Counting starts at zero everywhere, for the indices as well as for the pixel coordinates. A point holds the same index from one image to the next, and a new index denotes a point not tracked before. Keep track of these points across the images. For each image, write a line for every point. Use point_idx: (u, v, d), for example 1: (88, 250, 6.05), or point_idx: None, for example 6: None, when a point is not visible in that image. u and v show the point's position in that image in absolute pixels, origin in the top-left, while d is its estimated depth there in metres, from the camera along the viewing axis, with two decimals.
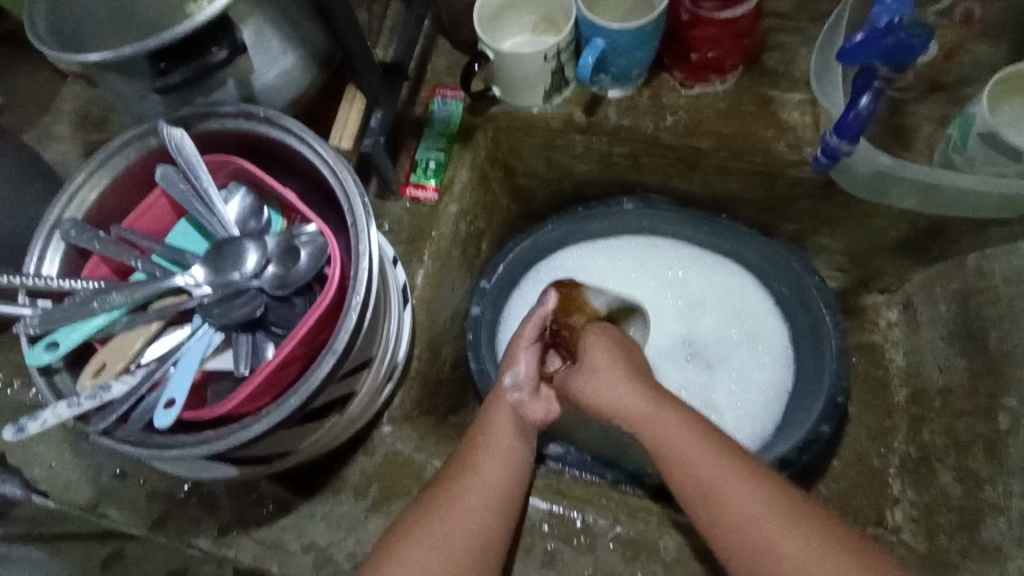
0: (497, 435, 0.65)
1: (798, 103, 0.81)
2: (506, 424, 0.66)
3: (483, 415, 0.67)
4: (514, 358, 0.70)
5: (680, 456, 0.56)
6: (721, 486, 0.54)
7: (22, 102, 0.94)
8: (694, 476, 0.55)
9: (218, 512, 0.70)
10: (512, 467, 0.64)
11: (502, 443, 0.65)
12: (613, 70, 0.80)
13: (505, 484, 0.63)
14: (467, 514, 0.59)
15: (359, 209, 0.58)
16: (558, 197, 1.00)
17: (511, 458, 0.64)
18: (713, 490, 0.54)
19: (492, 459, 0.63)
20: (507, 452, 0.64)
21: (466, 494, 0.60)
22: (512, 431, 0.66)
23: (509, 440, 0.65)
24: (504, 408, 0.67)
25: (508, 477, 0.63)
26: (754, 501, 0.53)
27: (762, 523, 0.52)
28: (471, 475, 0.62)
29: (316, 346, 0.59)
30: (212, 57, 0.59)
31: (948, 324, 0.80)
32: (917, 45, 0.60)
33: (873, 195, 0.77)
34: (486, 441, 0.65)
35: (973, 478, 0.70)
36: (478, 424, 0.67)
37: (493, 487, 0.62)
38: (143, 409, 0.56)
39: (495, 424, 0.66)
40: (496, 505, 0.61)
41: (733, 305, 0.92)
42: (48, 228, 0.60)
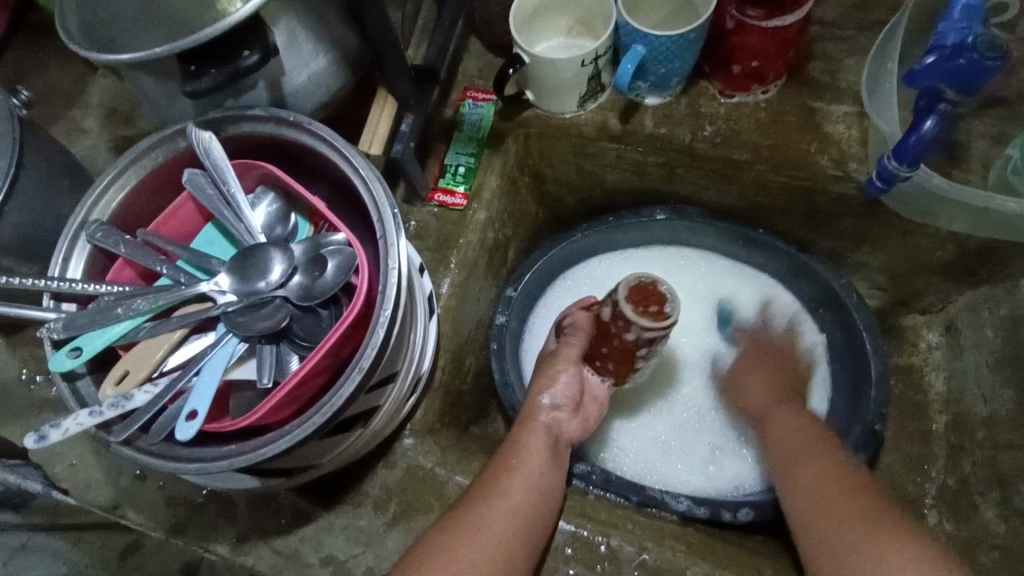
0: (531, 452, 0.65)
1: (844, 115, 0.77)
2: (540, 441, 0.66)
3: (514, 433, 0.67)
4: (551, 375, 0.70)
5: (779, 437, 0.70)
6: (802, 458, 0.66)
7: (50, 95, 0.93)
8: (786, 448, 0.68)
9: (236, 520, 0.69)
10: (537, 484, 0.63)
11: (532, 462, 0.64)
12: (651, 77, 0.77)
13: (527, 504, 0.61)
14: (494, 529, 0.58)
15: (388, 221, 0.57)
16: (587, 205, 0.97)
17: (540, 478, 0.63)
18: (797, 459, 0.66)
19: (526, 466, 0.63)
20: (539, 472, 0.64)
21: (493, 518, 0.59)
22: (545, 452, 0.65)
23: (542, 464, 0.64)
24: (539, 429, 0.67)
25: (539, 496, 0.62)
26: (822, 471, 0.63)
27: (823, 483, 0.61)
28: (499, 492, 0.61)
29: (339, 361, 0.57)
30: (243, 60, 0.57)
31: (995, 351, 0.76)
32: (990, 70, 0.57)
33: (921, 216, 0.74)
34: (515, 456, 0.64)
35: (1019, 517, 0.67)
36: (510, 444, 0.66)
37: (519, 508, 0.60)
38: (163, 419, 0.54)
39: (529, 444, 0.65)
40: (524, 525, 0.60)
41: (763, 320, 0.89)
42: (74, 230, 0.59)
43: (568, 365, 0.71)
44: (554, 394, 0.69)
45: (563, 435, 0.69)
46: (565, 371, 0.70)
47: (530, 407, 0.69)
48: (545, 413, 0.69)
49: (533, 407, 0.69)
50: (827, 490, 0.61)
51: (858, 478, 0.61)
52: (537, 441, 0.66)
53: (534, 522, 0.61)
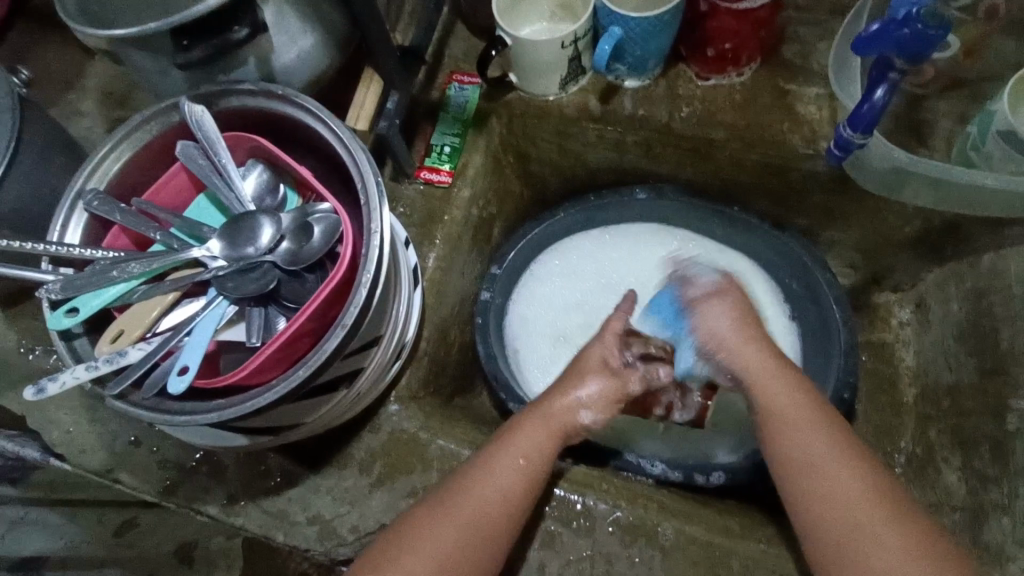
0: (536, 449, 0.62)
1: (815, 97, 0.80)
2: (548, 441, 0.63)
3: (519, 425, 0.63)
4: (588, 373, 0.66)
5: (791, 423, 0.59)
6: (828, 460, 0.56)
7: (47, 78, 0.96)
8: (802, 443, 0.58)
9: (227, 481, 0.72)
10: (526, 479, 0.61)
11: (538, 461, 0.62)
12: (629, 59, 0.80)
13: (516, 500, 0.60)
14: (459, 524, 0.57)
15: (371, 188, 0.59)
16: (571, 186, 1.00)
17: (537, 481, 0.61)
18: (822, 460, 0.56)
19: (529, 468, 0.61)
20: (532, 474, 0.61)
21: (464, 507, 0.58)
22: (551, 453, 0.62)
23: (532, 455, 0.62)
24: (558, 424, 0.64)
25: (522, 485, 0.60)
26: (850, 482, 0.55)
27: (850, 504, 0.54)
28: (482, 485, 0.59)
29: (325, 321, 0.60)
30: (232, 34, 0.60)
31: (959, 324, 0.79)
32: (934, 38, 0.58)
33: (888, 192, 0.76)
34: (512, 450, 0.61)
35: (978, 478, 0.70)
36: (508, 425, 0.65)
37: (496, 498, 0.59)
38: (156, 375, 0.57)
39: (531, 443, 0.62)
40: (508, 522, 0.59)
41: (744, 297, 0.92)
42: (71, 198, 0.62)
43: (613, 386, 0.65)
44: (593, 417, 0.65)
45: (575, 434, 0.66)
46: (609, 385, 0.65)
47: (550, 397, 0.66)
48: (570, 414, 0.64)
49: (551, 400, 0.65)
50: (857, 518, 0.53)
51: (896, 496, 0.55)
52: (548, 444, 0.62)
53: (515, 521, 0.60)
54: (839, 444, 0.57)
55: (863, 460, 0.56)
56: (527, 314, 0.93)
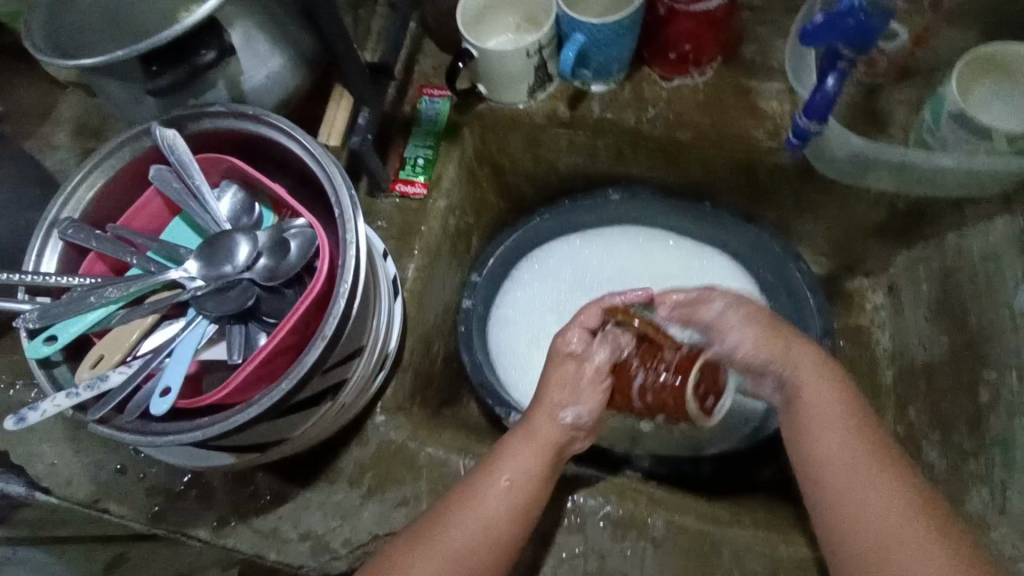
0: (524, 466, 0.61)
1: (776, 92, 0.82)
2: (536, 461, 0.62)
3: (511, 447, 0.63)
4: (561, 390, 0.64)
5: (834, 435, 0.59)
6: (863, 478, 0.56)
7: (19, 113, 0.96)
8: (832, 451, 0.58)
9: (217, 503, 0.72)
10: (516, 505, 0.60)
11: (523, 481, 0.61)
12: (593, 64, 0.83)
13: (501, 526, 0.59)
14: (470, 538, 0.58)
15: (345, 201, 0.60)
16: (546, 192, 1.02)
17: (525, 502, 0.61)
18: (853, 470, 0.57)
19: (516, 489, 0.60)
20: (523, 501, 0.60)
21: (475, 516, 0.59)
22: (542, 469, 0.62)
23: (517, 476, 0.61)
24: (545, 440, 0.63)
25: (513, 513, 0.60)
26: (883, 503, 0.55)
27: (880, 524, 0.54)
28: (477, 512, 0.59)
29: (306, 334, 0.61)
30: (201, 58, 0.61)
31: (930, 304, 0.81)
32: (876, 26, 0.61)
33: (852, 177, 0.79)
34: (499, 469, 0.61)
35: (957, 452, 0.71)
36: (498, 447, 0.63)
37: (487, 528, 0.59)
38: (139, 398, 0.57)
39: (516, 463, 0.61)
40: (500, 547, 0.59)
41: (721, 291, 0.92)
42: (46, 227, 0.62)
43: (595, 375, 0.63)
44: (579, 412, 0.63)
45: (570, 443, 0.65)
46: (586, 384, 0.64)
47: (534, 414, 0.64)
48: (556, 425, 0.64)
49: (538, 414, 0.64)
50: (889, 535, 0.54)
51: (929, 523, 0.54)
52: (533, 465, 0.61)
53: (506, 548, 0.59)
54: (877, 465, 0.57)
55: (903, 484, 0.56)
56: (509, 321, 0.94)
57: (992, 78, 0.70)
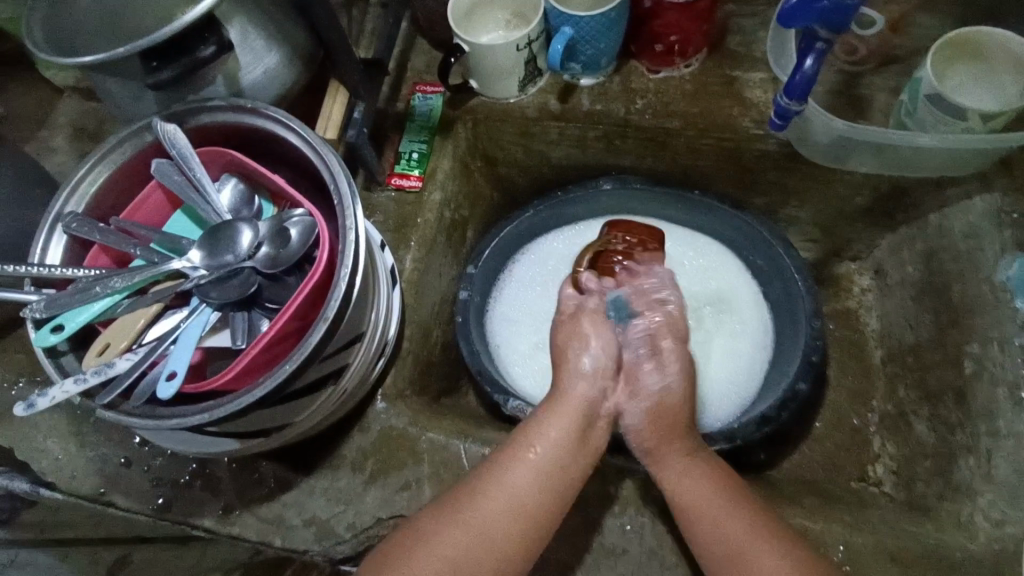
0: (551, 432, 0.62)
1: (760, 81, 0.85)
2: (566, 427, 0.63)
3: (538, 417, 0.63)
4: (586, 339, 0.68)
5: (705, 510, 0.59)
6: (738, 547, 0.56)
7: (18, 118, 0.98)
8: (686, 486, 0.61)
9: (222, 492, 0.73)
10: (547, 474, 0.60)
11: (552, 446, 0.61)
12: (582, 58, 0.85)
13: (533, 491, 0.59)
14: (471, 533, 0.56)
15: (344, 189, 0.62)
16: (538, 185, 1.04)
17: (558, 465, 0.60)
18: (700, 504, 0.59)
19: (546, 454, 0.61)
20: (553, 472, 0.60)
21: (476, 512, 0.57)
22: (571, 432, 0.62)
23: (550, 443, 0.61)
24: (572, 405, 0.64)
25: (545, 481, 0.60)
26: (769, 565, 0.54)
27: None
28: (502, 485, 0.59)
29: (308, 318, 0.62)
30: (200, 54, 0.63)
31: (915, 283, 0.83)
32: (850, 8, 0.62)
33: (834, 162, 0.81)
34: (527, 442, 0.61)
35: (945, 424, 0.73)
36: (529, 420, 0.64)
37: (515, 498, 0.58)
38: (145, 384, 0.59)
39: (546, 429, 0.62)
40: (538, 510, 0.59)
41: (715, 275, 0.95)
42: (51, 221, 0.64)
43: (598, 326, 0.70)
44: (595, 353, 0.67)
45: (603, 407, 0.66)
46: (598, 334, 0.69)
47: (564, 386, 0.66)
48: (583, 387, 0.66)
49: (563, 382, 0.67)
50: None
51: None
52: (562, 428, 0.62)
53: (544, 511, 0.59)
54: (749, 530, 0.56)
55: (771, 540, 0.56)
56: (507, 309, 0.96)
57: (963, 63, 0.73)
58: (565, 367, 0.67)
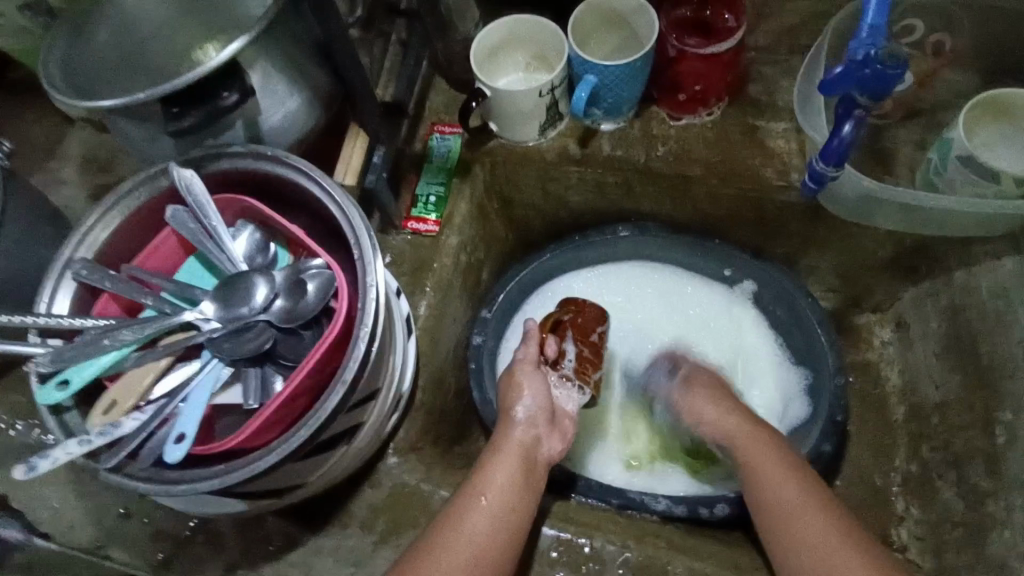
0: (500, 477, 0.62)
1: (783, 131, 0.83)
2: (511, 467, 0.64)
3: (484, 461, 0.64)
4: (518, 388, 0.71)
5: (764, 473, 0.64)
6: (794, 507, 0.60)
7: (27, 148, 0.96)
8: (751, 455, 0.66)
9: (225, 549, 0.70)
10: (501, 517, 0.60)
11: (501, 493, 0.61)
12: (605, 104, 0.83)
13: (489, 539, 0.58)
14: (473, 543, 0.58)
15: (365, 244, 0.60)
16: (554, 228, 1.02)
17: (507, 511, 0.60)
18: (764, 472, 0.64)
19: (497, 497, 0.61)
20: (508, 516, 0.60)
21: (472, 518, 0.59)
22: (518, 476, 0.63)
23: (509, 477, 0.63)
24: (511, 449, 0.65)
25: (502, 519, 0.60)
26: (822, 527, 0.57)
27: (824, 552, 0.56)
28: (468, 524, 0.59)
29: (324, 377, 0.60)
30: (222, 100, 0.61)
31: (940, 341, 0.82)
32: (892, 77, 0.62)
33: (860, 217, 0.80)
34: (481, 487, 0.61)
35: (975, 492, 0.71)
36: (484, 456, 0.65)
37: (479, 538, 0.58)
38: (153, 445, 0.56)
39: (493, 478, 0.62)
40: (490, 560, 0.57)
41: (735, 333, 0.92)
42: (60, 268, 0.61)
43: (530, 375, 0.72)
44: (527, 403, 0.69)
45: (539, 451, 0.68)
46: (529, 381, 0.71)
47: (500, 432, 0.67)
48: (519, 430, 0.67)
49: (507, 429, 0.68)
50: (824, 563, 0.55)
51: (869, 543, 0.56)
52: (509, 472, 0.63)
53: (497, 554, 0.58)
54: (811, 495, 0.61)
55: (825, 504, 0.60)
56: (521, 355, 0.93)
57: (995, 122, 0.72)
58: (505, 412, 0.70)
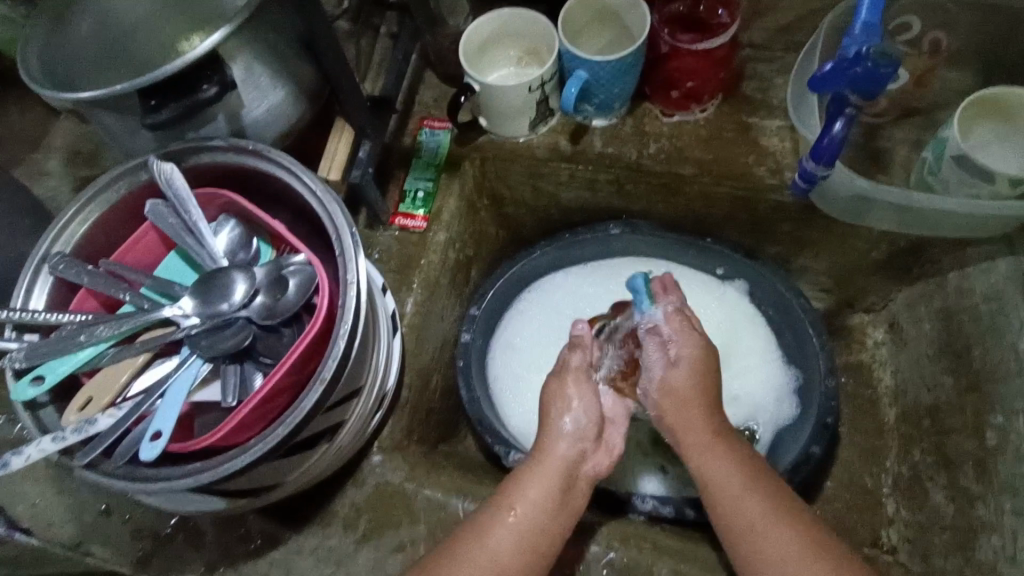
0: (533, 495, 0.59)
1: (777, 129, 0.82)
2: (546, 484, 0.60)
3: (519, 474, 0.61)
4: (566, 398, 0.65)
5: (726, 489, 0.59)
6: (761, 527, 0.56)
7: (12, 141, 0.95)
8: (709, 468, 0.60)
9: (205, 547, 0.69)
10: (531, 534, 0.58)
11: (532, 512, 0.58)
12: (596, 100, 0.82)
13: (512, 563, 0.56)
14: (490, 555, 0.56)
15: (346, 239, 0.59)
16: (545, 225, 1.01)
17: (537, 533, 0.58)
18: (727, 484, 0.59)
19: (528, 513, 0.58)
20: (537, 536, 0.58)
21: (491, 530, 0.57)
22: (553, 498, 0.59)
23: (544, 497, 0.59)
24: (552, 465, 0.61)
25: (532, 538, 0.58)
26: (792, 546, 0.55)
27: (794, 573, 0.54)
28: (486, 541, 0.57)
29: (304, 375, 0.59)
30: (202, 93, 0.60)
31: (932, 343, 0.81)
32: (885, 76, 0.62)
33: (852, 217, 0.79)
34: (512, 500, 0.59)
35: (965, 496, 0.70)
36: (513, 471, 0.62)
37: (500, 557, 0.56)
38: (128, 442, 0.55)
39: (527, 493, 0.59)
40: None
41: (727, 329, 0.91)
42: (37, 262, 0.60)
43: (581, 389, 0.66)
44: (577, 415, 0.64)
45: (584, 468, 0.63)
46: (584, 393, 0.66)
47: (544, 442, 0.63)
48: (565, 446, 0.63)
49: (551, 442, 0.63)
50: None
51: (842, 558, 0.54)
52: (542, 490, 0.59)
53: (519, 572, 0.56)
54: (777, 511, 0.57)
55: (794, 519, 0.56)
56: (510, 353, 0.92)
57: (991, 121, 0.70)
58: (547, 422, 0.65)
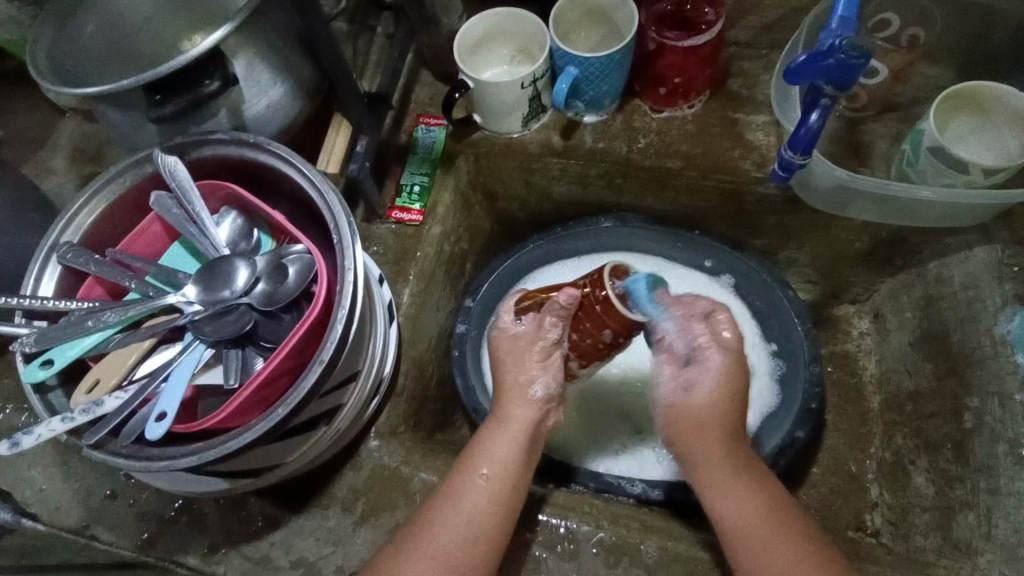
0: (496, 454, 0.61)
1: (762, 124, 0.85)
2: (510, 443, 0.62)
3: (491, 433, 0.63)
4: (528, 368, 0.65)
5: (717, 481, 0.60)
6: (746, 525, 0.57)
7: (19, 139, 0.97)
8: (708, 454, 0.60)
9: (207, 529, 0.71)
10: (497, 495, 0.60)
11: (499, 468, 0.61)
12: (586, 96, 0.85)
13: (488, 519, 0.58)
14: (469, 514, 0.58)
15: (344, 228, 0.61)
16: (539, 219, 1.03)
17: (503, 490, 0.60)
18: (722, 483, 0.59)
19: (494, 475, 0.60)
20: (504, 491, 0.60)
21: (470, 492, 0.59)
22: (518, 457, 0.62)
23: (510, 455, 0.62)
24: (517, 424, 0.63)
25: (504, 496, 0.60)
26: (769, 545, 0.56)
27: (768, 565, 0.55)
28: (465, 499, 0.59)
29: (303, 359, 0.61)
30: (204, 88, 0.63)
31: (914, 331, 0.83)
32: (856, 67, 0.63)
33: (834, 210, 0.82)
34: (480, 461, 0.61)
35: (944, 477, 0.73)
36: (489, 424, 0.64)
37: (480, 511, 0.59)
38: (134, 423, 0.57)
39: (495, 452, 0.61)
40: (487, 542, 0.58)
41: None
42: (45, 251, 0.63)
43: (548, 352, 0.65)
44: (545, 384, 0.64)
45: (545, 424, 0.66)
46: (545, 358, 0.65)
47: (504, 400, 0.65)
48: (525, 406, 0.64)
49: (506, 402, 0.65)
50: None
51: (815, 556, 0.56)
52: (509, 450, 0.62)
53: (493, 525, 0.59)
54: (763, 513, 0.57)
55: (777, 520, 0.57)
56: None
57: (966, 115, 0.73)
58: (506, 387, 0.65)
